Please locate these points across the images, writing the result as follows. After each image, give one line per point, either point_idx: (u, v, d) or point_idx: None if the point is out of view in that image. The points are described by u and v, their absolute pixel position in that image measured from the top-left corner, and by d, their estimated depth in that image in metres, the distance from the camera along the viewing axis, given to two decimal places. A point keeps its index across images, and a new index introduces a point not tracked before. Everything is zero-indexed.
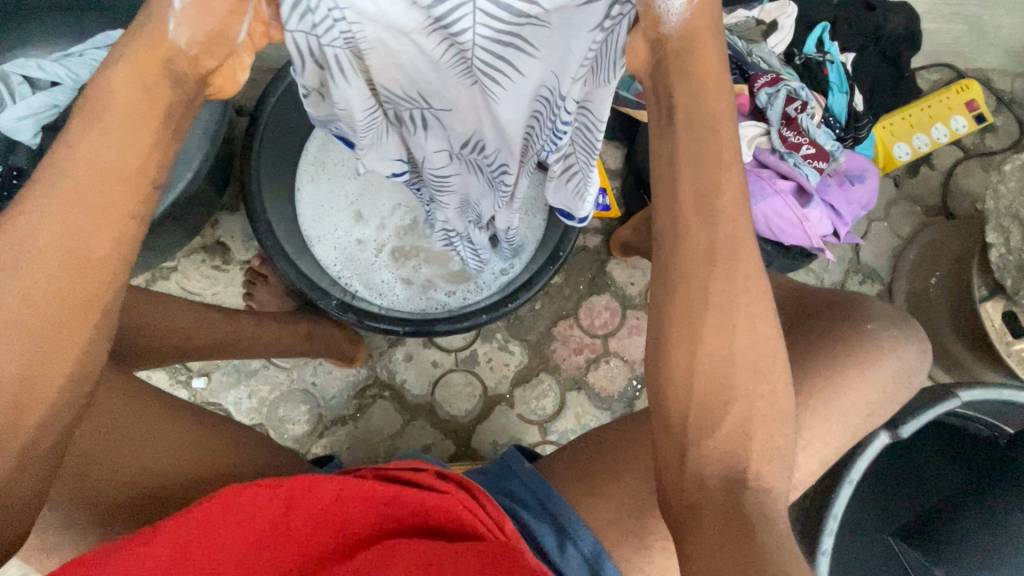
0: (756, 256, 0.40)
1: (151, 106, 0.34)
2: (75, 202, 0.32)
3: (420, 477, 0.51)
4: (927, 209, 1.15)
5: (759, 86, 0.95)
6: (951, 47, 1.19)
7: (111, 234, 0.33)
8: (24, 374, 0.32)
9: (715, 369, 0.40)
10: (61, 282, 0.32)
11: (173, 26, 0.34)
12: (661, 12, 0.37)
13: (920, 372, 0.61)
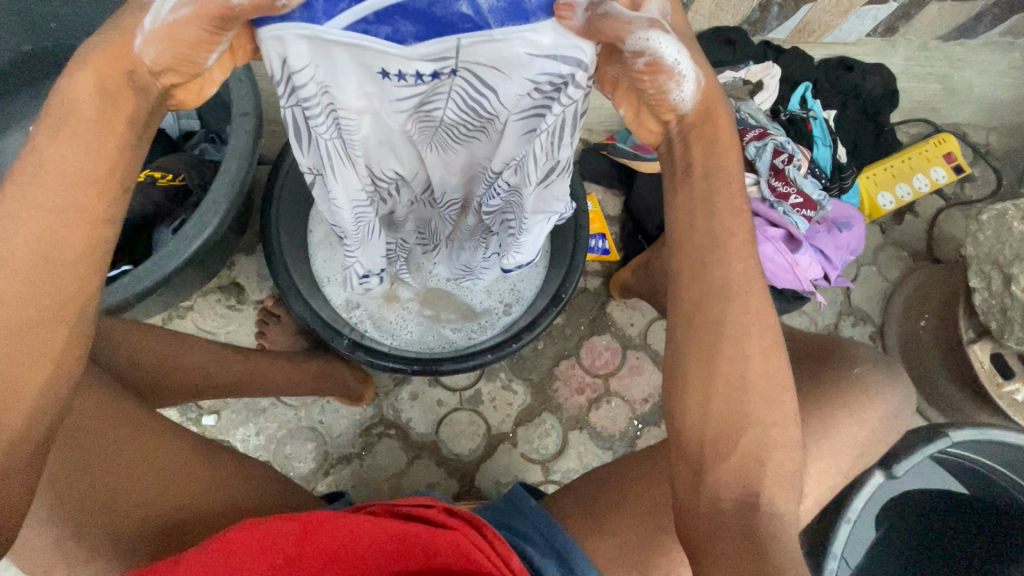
0: (749, 303, 0.44)
1: (115, 113, 0.37)
2: (47, 207, 0.36)
3: (431, 514, 0.53)
4: (914, 254, 1.20)
5: (748, 140, 1.03)
6: (926, 104, 1.27)
7: (81, 237, 0.37)
8: (7, 377, 0.35)
9: (726, 404, 0.43)
10: (35, 283, 0.36)
11: (139, 43, 0.36)
12: (675, 103, 0.42)
13: (906, 413, 0.64)
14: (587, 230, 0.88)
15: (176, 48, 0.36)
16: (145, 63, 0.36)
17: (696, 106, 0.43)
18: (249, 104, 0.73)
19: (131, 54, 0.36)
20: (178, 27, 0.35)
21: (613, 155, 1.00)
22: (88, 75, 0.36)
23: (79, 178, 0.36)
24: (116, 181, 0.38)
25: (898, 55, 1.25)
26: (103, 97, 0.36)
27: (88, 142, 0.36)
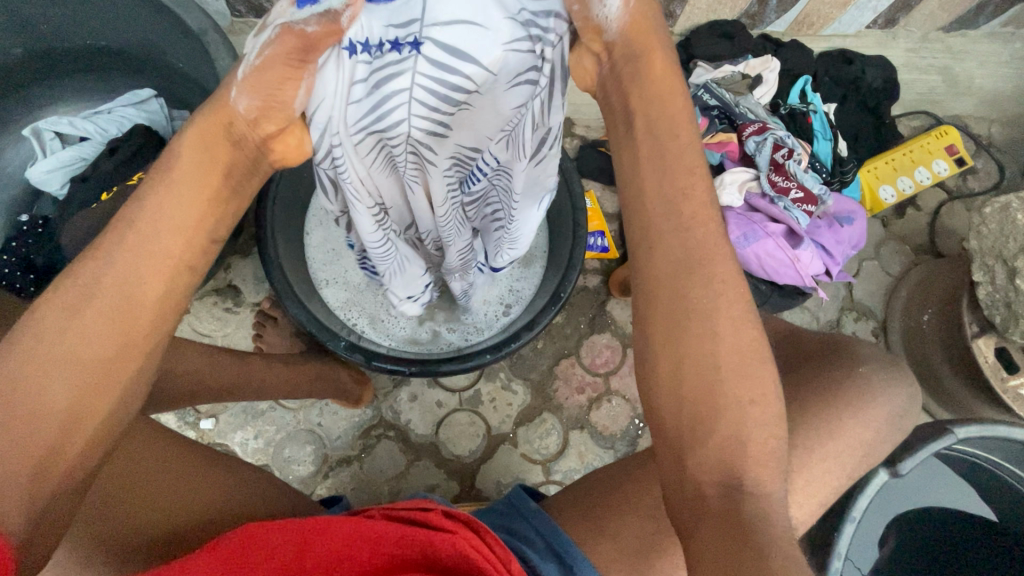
0: (728, 270, 0.41)
1: (213, 163, 0.38)
2: (136, 254, 0.36)
3: (431, 518, 0.52)
4: (916, 248, 1.19)
5: (747, 135, 1.02)
6: (926, 96, 1.26)
7: (163, 280, 0.37)
8: (71, 413, 0.35)
9: (702, 379, 0.40)
10: (110, 327, 0.36)
11: (238, 98, 0.37)
12: (600, 21, 0.39)
13: (912, 411, 0.63)
14: (585, 228, 0.87)
15: (267, 89, 0.36)
16: (240, 113, 0.37)
17: (620, 43, 0.40)
18: None
19: (228, 107, 0.37)
20: (265, 67, 0.36)
21: None
22: (194, 128, 0.37)
23: (170, 224, 0.37)
24: (205, 232, 0.39)
25: (899, 47, 1.23)
26: (204, 151, 0.38)
27: (185, 193, 0.37)
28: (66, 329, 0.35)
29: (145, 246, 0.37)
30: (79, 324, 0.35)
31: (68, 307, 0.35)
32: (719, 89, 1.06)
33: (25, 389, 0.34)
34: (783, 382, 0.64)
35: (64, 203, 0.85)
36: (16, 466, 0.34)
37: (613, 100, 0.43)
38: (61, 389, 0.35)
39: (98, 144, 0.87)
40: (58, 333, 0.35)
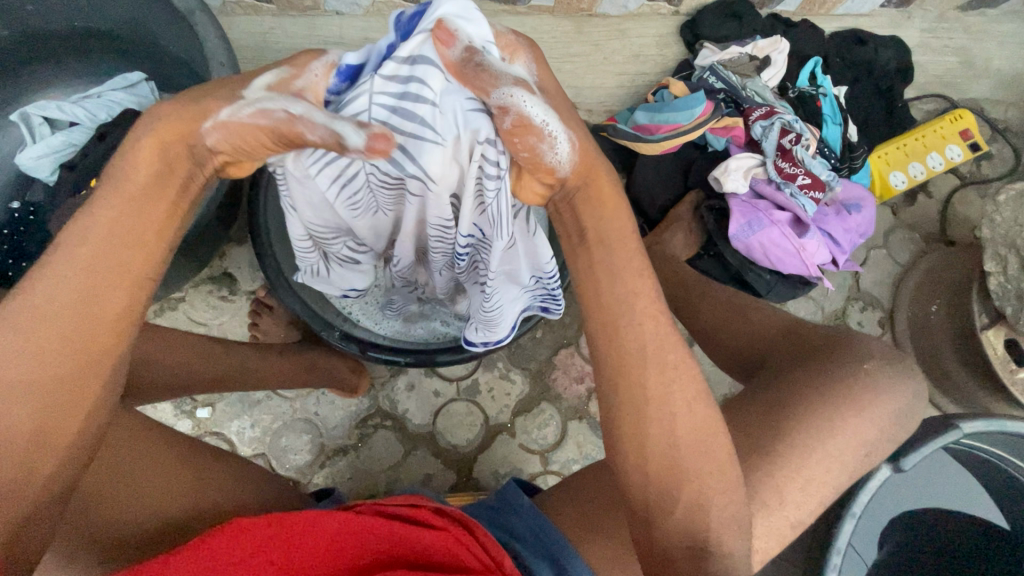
0: (679, 357, 0.47)
1: (168, 179, 0.40)
2: (95, 270, 0.39)
3: (421, 514, 0.53)
4: (926, 236, 1.16)
5: (753, 119, 0.99)
6: (943, 78, 1.22)
7: (123, 295, 0.40)
8: (46, 418, 0.39)
9: (663, 459, 0.46)
10: (71, 339, 0.39)
11: (211, 136, 0.40)
12: (554, 164, 0.42)
13: (919, 409, 0.61)
14: None
15: (239, 141, 0.40)
16: (206, 144, 0.40)
17: (577, 166, 0.43)
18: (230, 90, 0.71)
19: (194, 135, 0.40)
20: (246, 123, 0.39)
21: (616, 135, 1.04)
22: (150, 143, 0.39)
23: (127, 242, 0.40)
24: (166, 243, 0.41)
25: (914, 27, 1.19)
26: (158, 163, 0.40)
27: (141, 209, 0.40)
28: (29, 346, 0.38)
29: (95, 264, 0.39)
30: (40, 336, 0.38)
31: (31, 318, 0.38)
32: (726, 71, 1.03)
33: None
34: (785, 375, 0.62)
35: (54, 189, 0.84)
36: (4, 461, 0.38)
37: (565, 215, 0.47)
38: (33, 396, 0.38)
39: (87, 129, 0.85)
40: (23, 343, 0.38)
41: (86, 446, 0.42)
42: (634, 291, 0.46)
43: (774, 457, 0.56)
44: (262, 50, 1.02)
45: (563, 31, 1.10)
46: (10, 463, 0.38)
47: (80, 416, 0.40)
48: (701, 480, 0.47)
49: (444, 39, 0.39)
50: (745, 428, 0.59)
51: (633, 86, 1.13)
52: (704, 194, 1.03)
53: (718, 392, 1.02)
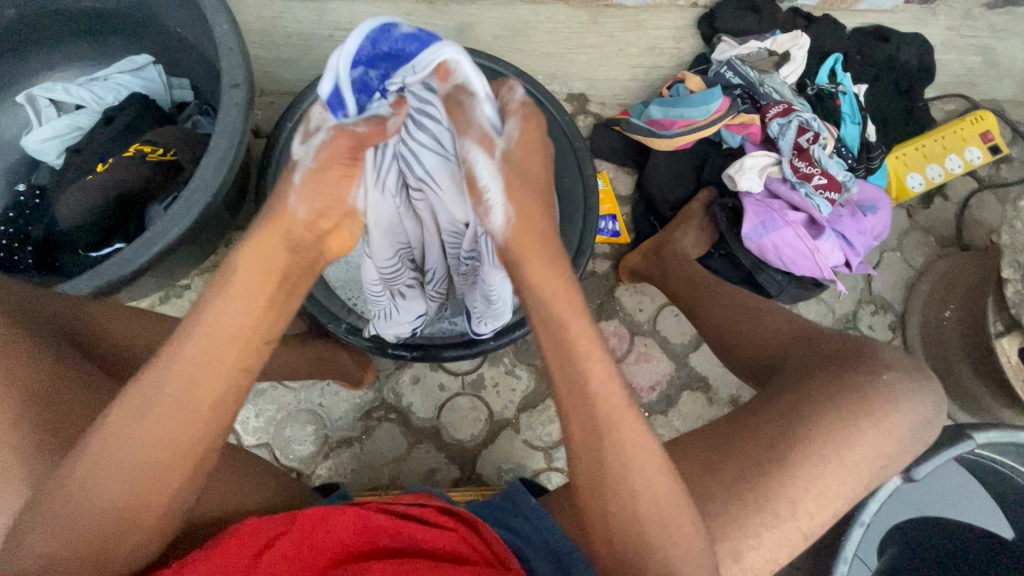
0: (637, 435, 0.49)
1: (267, 275, 0.47)
2: (203, 362, 0.44)
3: (427, 513, 0.53)
4: (942, 240, 1.14)
5: (770, 116, 0.97)
6: (965, 78, 1.19)
7: (224, 382, 0.45)
8: (148, 484, 0.43)
9: (627, 529, 0.49)
10: (176, 424, 0.43)
11: (296, 205, 0.47)
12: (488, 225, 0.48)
13: (937, 422, 0.60)
14: (597, 212, 0.88)
15: (323, 191, 0.48)
16: (297, 215, 0.48)
17: (508, 234, 0.48)
18: (241, 75, 0.69)
19: (287, 219, 0.48)
20: (320, 171, 0.47)
21: (628, 129, 1.02)
22: (256, 244, 0.47)
23: (230, 336, 0.45)
24: (261, 334, 0.47)
25: (937, 24, 1.16)
26: (262, 261, 0.47)
27: (244, 306, 0.46)
28: (141, 431, 0.42)
29: (198, 363, 0.44)
30: (151, 421, 0.43)
31: (145, 406, 0.43)
32: (744, 66, 1.00)
33: (107, 469, 0.42)
34: (798, 384, 0.62)
35: (61, 173, 0.83)
36: (110, 517, 0.42)
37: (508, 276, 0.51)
38: (135, 466, 0.42)
39: (94, 112, 0.84)
40: (135, 429, 0.42)
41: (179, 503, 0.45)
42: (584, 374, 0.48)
43: (788, 467, 0.55)
44: (271, 35, 1.01)
45: (578, 22, 1.08)
46: (114, 519, 0.42)
47: (177, 482, 0.44)
48: (670, 548, 0.49)
49: (443, 74, 0.45)
50: (758, 436, 0.58)
51: (648, 79, 1.11)
52: (717, 192, 1.02)
53: (725, 394, 1.01)
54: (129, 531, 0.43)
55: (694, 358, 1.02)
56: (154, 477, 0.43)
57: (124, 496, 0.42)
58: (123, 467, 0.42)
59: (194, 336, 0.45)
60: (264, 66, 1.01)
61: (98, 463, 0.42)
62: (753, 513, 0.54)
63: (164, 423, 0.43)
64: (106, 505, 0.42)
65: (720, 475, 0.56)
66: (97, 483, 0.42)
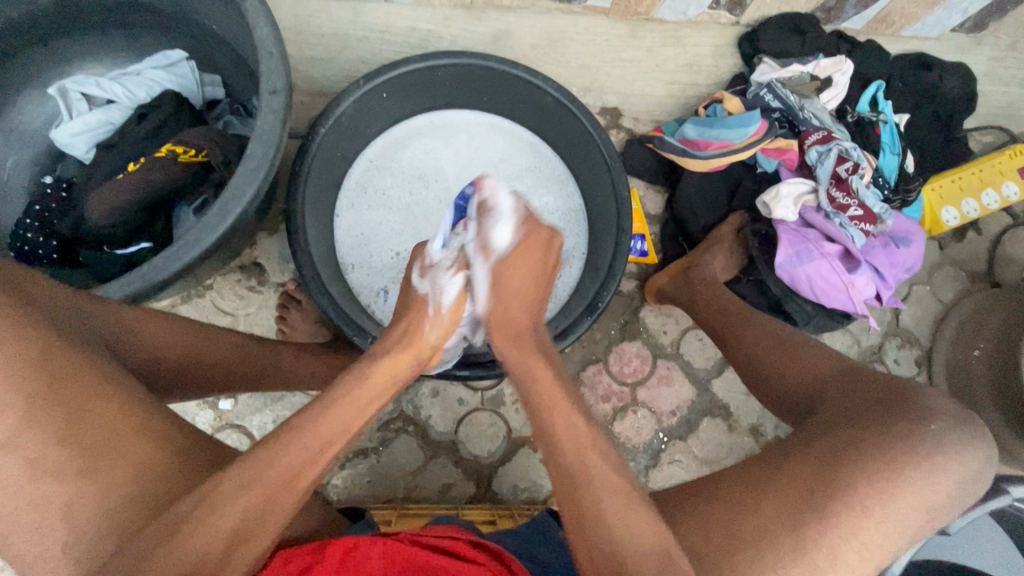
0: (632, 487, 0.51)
1: (393, 368, 0.58)
2: (324, 426, 0.49)
3: (457, 546, 0.52)
4: (972, 275, 1.12)
5: (809, 143, 0.95)
6: (1005, 110, 1.16)
7: (327, 444, 0.49)
8: (249, 527, 0.43)
9: None
10: (283, 477, 0.46)
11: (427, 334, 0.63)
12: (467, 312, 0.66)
13: (982, 474, 0.58)
14: (630, 233, 0.83)
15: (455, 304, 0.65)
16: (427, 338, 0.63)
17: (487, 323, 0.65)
18: (281, 81, 0.68)
19: (419, 343, 0.62)
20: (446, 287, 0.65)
21: (660, 148, 1.00)
22: (387, 361, 0.58)
23: (344, 407, 0.51)
24: (365, 406, 0.53)
25: (983, 54, 1.13)
26: (393, 366, 0.58)
27: (367, 385, 0.54)
28: (252, 480, 0.44)
29: (316, 434, 0.49)
30: (262, 469, 0.45)
31: (268, 454, 0.46)
32: (785, 90, 0.98)
33: (219, 503, 0.43)
34: (839, 425, 0.61)
35: (89, 168, 0.82)
36: (212, 546, 0.42)
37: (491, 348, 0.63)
38: (241, 508, 0.43)
39: (126, 107, 0.83)
40: (247, 477, 0.44)
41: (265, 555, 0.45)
42: (565, 426, 0.54)
43: (832, 516, 0.54)
44: (304, 33, 0.99)
45: (617, 35, 1.05)
46: (210, 556, 0.42)
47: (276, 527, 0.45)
48: None
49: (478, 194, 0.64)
50: (799, 479, 0.57)
51: (684, 96, 1.09)
52: (749, 217, 1.00)
53: (745, 422, 1.00)
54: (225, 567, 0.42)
55: (716, 384, 1.01)
56: (252, 533, 0.44)
57: (224, 546, 0.42)
58: (231, 522, 0.43)
59: (317, 411, 0.50)
60: (295, 64, 0.99)
61: (207, 513, 0.42)
62: (793, 564, 0.53)
63: (274, 483, 0.45)
64: (203, 555, 0.41)
65: (758, 520, 0.55)
66: (201, 527, 0.42)
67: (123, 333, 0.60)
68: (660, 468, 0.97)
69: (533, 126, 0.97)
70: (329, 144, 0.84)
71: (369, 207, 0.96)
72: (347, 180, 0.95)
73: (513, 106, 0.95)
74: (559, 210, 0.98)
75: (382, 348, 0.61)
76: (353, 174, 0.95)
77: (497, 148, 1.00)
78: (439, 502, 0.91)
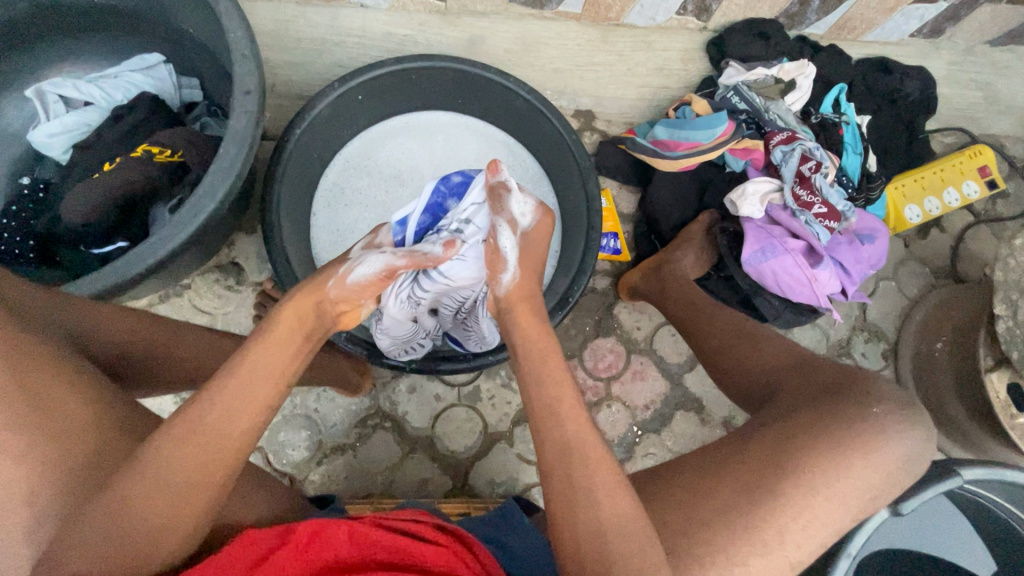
0: (588, 468, 0.52)
1: (301, 329, 0.58)
2: (239, 398, 0.50)
3: (420, 529, 0.53)
4: (936, 271, 1.15)
5: (774, 143, 0.98)
6: (965, 112, 1.21)
7: (249, 417, 0.50)
8: (180, 502, 0.46)
9: (593, 554, 0.49)
10: (206, 453, 0.47)
11: (331, 290, 0.61)
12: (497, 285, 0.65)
13: (926, 454, 0.61)
14: (599, 231, 0.86)
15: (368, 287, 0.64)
16: (329, 296, 0.62)
17: (508, 298, 0.64)
18: (253, 81, 0.70)
19: (319, 292, 0.61)
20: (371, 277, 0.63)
21: (632, 149, 1.03)
22: (289, 314, 0.58)
23: (259, 379, 0.52)
24: (283, 375, 0.54)
25: (941, 59, 1.18)
26: (297, 320, 0.58)
27: (278, 350, 0.54)
28: (177, 457, 0.46)
29: (240, 393, 0.50)
30: (190, 446, 0.47)
31: (190, 430, 0.47)
32: (750, 92, 1.01)
33: (150, 478, 0.45)
34: (787, 411, 0.63)
35: (67, 168, 0.84)
36: (150, 520, 0.44)
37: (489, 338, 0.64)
38: (173, 483, 0.45)
39: (103, 109, 0.85)
40: (175, 454, 0.46)
41: (203, 526, 0.47)
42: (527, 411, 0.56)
43: (778, 496, 0.56)
44: (283, 38, 1.01)
45: (589, 39, 1.08)
46: (147, 529, 0.44)
47: (206, 501, 0.47)
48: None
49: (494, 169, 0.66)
50: (752, 462, 0.59)
51: (655, 99, 1.12)
52: (718, 215, 1.02)
53: (718, 415, 1.02)
54: (164, 538, 0.45)
55: (688, 378, 1.03)
56: (182, 507, 0.46)
57: (162, 515, 0.45)
58: (170, 485, 0.45)
59: (235, 371, 0.51)
60: (274, 68, 1.01)
61: (145, 477, 0.45)
62: (744, 543, 0.54)
63: (203, 446, 0.47)
64: (151, 522, 0.44)
65: (712, 500, 0.57)
66: (137, 503, 0.44)
67: (91, 327, 0.61)
68: (634, 461, 0.99)
69: (507, 126, 1.00)
70: (306, 145, 0.86)
71: (346, 206, 0.98)
72: (324, 179, 0.97)
73: (487, 108, 0.98)
74: None
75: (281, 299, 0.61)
76: (330, 173, 0.97)
77: (473, 149, 1.02)
78: (415, 497, 0.92)
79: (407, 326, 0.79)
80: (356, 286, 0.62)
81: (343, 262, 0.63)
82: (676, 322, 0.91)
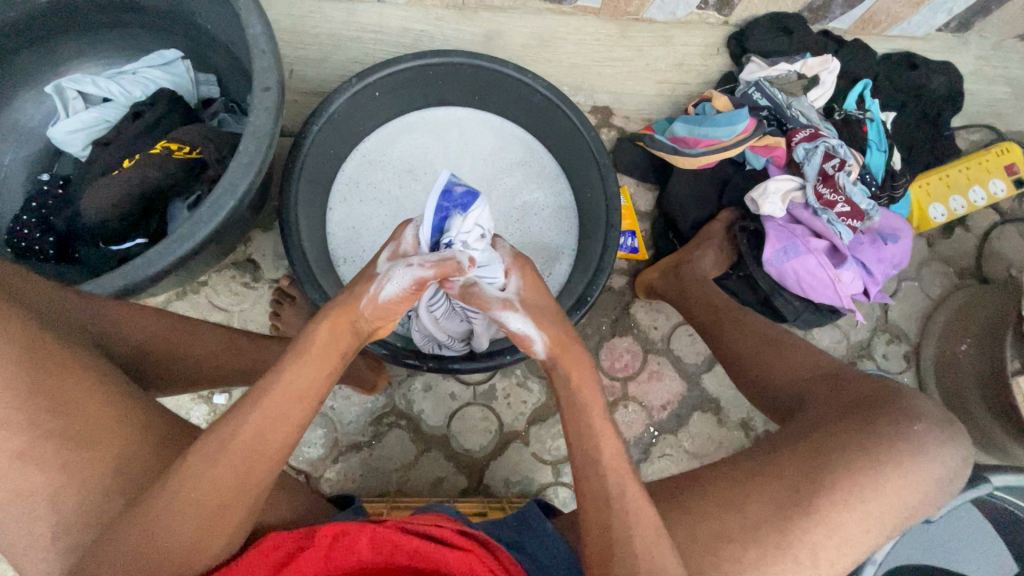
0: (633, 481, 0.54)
1: (336, 347, 0.58)
2: (275, 415, 0.50)
3: (444, 534, 0.51)
4: (961, 271, 1.13)
5: (797, 141, 0.96)
6: (993, 108, 1.18)
7: (282, 432, 0.50)
8: (217, 515, 0.46)
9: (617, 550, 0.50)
10: (243, 467, 0.47)
11: (363, 304, 0.60)
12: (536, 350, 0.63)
13: (961, 475, 0.60)
14: (619, 229, 0.84)
15: (390, 308, 0.61)
16: (364, 313, 0.60)
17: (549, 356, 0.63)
18: (272, 78, 0.69)
19: (353, 309, 0.60)
20: (397, 299, 0.61)
21: (650, 146, 1.01)
22: (326, 325, 0.58)
23: (292, 396, 0.52)
24: (314, 391, 0.54)
25: (969, 54, 1.15)
26: (332, 337, 0.58)
27: (312, 365, 0.55)
28: (214, 470, 0.46)
29: (274, 410, 0.50)
30: (223, 460, 0.47)
31: (230, 446, 0.48)
32: (772, 88, 0.99)
33: (188, 494, 0.45)
34: (813, 423, 0.62)
35: (85, 164, 0.84)
36: (188, 535, 0.44)
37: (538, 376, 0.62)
38: (207, 495, 0.45)
39: (121, 105, 0.85)
40: (214, 469, 0.46)
41: (237, 539, 0.48)
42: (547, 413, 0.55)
43: (811, 512, 0.55)
44: (300, 33, 1.00)
45: (607, 35, 1.07)
46: (183, 542, 0.44)
47: (241, 516, 0.47)
48: None
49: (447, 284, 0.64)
50: (787, 475, 0.58)
51: (674, 94, 1.10)
52: (739, 213, 1.01)
53: (735, 417, 1.01)
54: (201, 552, 0.45)
55: (706, 379, 1.02)
56: (217, 521, 0.46)
57: (194, 527, 0.45)
58: (205, 501, 0.45)
59: (270, 388, 0.51)
60: (291, 63, 1.01)
61: (185, 495, 0.45)
62: (774, 558, 0.54)
63: (240, 459, 0.47)
64: (184, 536, 0.44)
65: (742, 515, 0.56)
66: (173, 517, 0.44)
67: (109, 327, 0.61)
68: (651, 462, 0.98)
69: (525, 123, 0.99)
70: (323, 141, 0.85)
71: (362, 203, 0.97)
72: (339, 176, 0.96)
73: (505, 105, 0.97)
74: (549, 207, 0.99)
75: (323, 311, 0.60)
76: (346, 170, 0.97)
77: (489, 146, 1.01)
78: (431, 495, 0.92)
79: (436, 331, 0.84)
80: (389, 303, 0.61)
81: (373, 280, 0.61)
82: (697, 326, 0.89)
